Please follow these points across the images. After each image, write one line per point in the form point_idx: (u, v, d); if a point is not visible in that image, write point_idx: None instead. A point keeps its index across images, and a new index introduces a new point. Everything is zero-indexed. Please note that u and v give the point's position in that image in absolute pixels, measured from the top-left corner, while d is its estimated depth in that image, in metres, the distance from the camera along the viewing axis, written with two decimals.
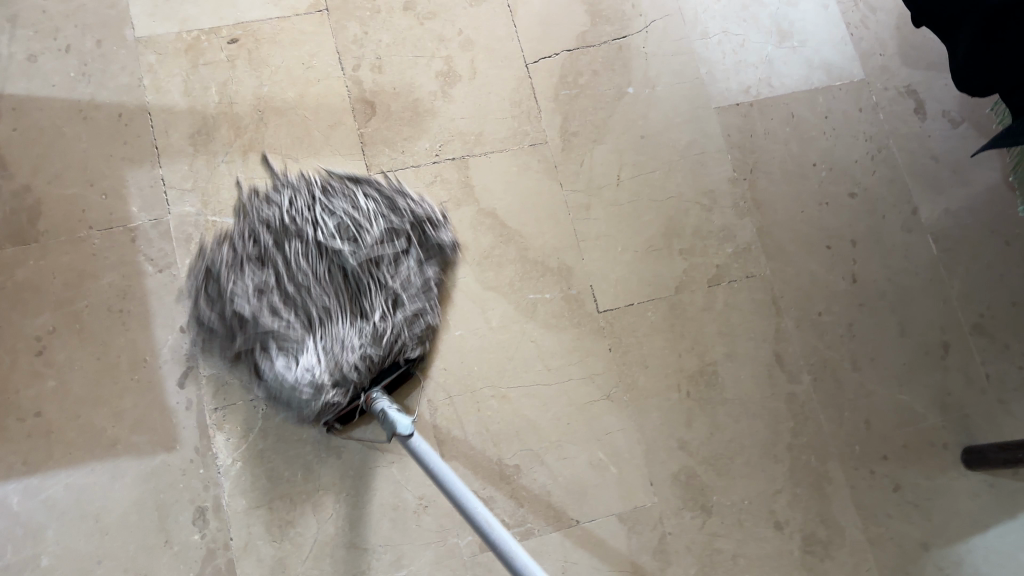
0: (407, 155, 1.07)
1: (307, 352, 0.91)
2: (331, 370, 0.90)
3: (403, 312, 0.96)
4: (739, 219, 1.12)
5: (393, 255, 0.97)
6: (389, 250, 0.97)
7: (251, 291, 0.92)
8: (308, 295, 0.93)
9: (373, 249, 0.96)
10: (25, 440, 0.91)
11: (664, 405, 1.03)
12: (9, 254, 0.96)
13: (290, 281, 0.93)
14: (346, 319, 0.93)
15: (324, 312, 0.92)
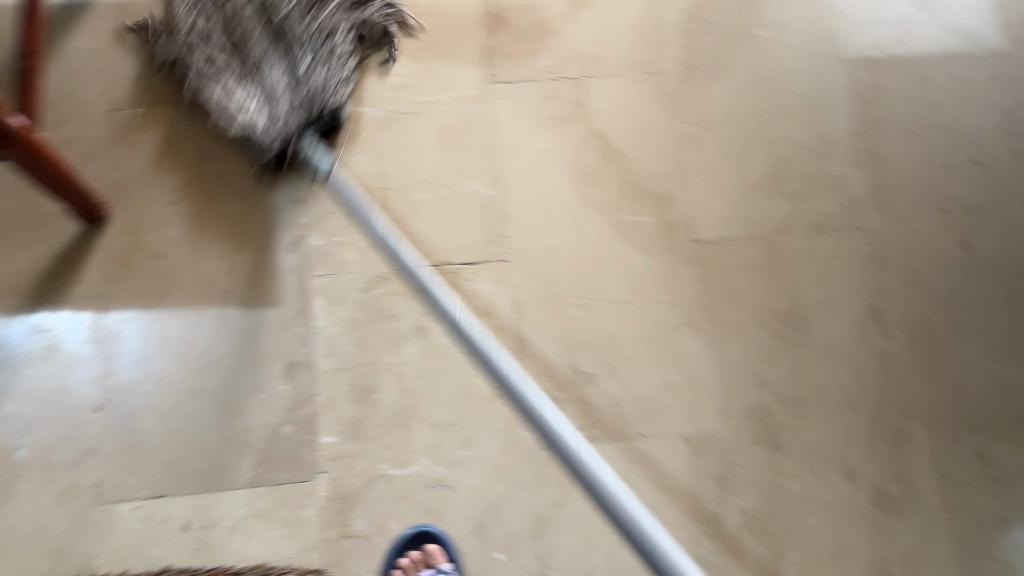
0: (527, 69, 1.10)
1: (246, 94, 1.02)
2: (265, 115, 1.00)
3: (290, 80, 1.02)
4: (852, 170, 1.10)
5: (344, 39, 1.06)
6: (341, 37, 1.06)
7: (231, 84, 1.03)
8: (253, 47, 1.03)
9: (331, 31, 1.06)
10: (145, 278, 0.99)
11: (749, 339, 1.02)
12: (157, 114, 1.05)
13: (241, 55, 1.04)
14: (280, 96, 1.01)
15: (243, 98, 1.02)
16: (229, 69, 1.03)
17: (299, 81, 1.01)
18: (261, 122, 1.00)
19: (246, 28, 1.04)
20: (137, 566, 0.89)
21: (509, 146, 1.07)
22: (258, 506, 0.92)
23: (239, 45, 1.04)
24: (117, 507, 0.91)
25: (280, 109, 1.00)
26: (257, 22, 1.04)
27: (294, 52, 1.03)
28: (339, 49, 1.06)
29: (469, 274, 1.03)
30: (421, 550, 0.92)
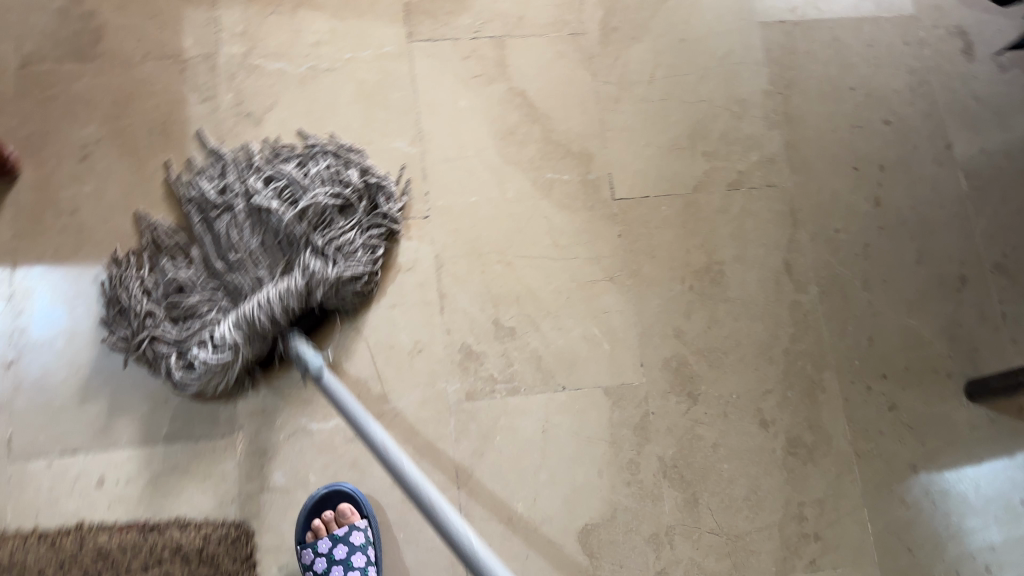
0: (450, 28, 1.10)
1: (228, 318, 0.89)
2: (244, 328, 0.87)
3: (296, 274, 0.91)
4: (768, 130, 1.13)
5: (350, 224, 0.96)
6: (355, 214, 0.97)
7: (199, 310, 0.92)
8: (244, 274, 0.92)
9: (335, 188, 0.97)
10: (57, 234, 0.97)
11: (668, 294, 1.04)
12: (68, 68, 1.02)
13: (221, 256, 0.94)
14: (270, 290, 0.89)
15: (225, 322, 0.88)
16: (210, 283, 0.93)
17: (276, 297, 0.87)
18: (231, 333, 0.87)
19: (257, 241, 0.94)
20: (49, 521, 0.88)
21: (432, 105, 1.07)
22: (174, 463, 0.91)
23: (232, 268, 0.93)
24: (28, 464, 0.90)
25: (252, 308, 0.86)
26: (246, 232, 0.94)
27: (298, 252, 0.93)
28: (345, 261, 0.94)
29: (391, 231, 1.02)
30: (335, 510, 0.90)
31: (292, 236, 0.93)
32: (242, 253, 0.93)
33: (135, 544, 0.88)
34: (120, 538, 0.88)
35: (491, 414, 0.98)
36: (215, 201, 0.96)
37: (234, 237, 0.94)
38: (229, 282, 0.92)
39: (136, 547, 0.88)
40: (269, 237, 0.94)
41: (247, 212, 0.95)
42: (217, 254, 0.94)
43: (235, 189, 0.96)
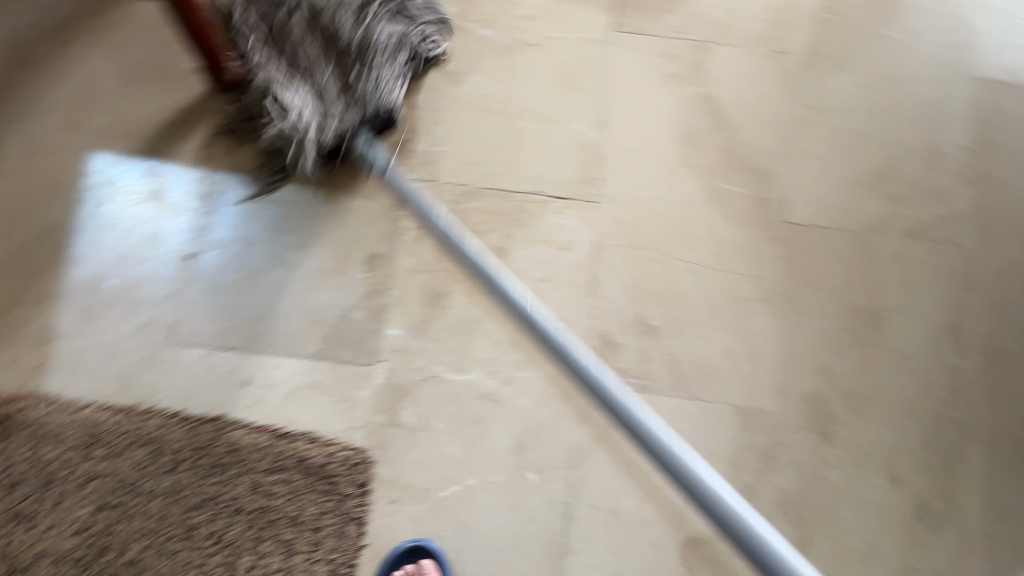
0: (654, 25, 1.13)
1: (298, 94, 1.00)
2: (319, 115, 1.00)
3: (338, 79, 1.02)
4: (959, 186, 1.08)
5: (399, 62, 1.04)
6: (399, 61, 1.04)
7: (278, 72, 1.02)
8: (306, 52, 1.03)
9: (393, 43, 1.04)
10: (256, 147, 1.04)
11: (820, 327, 1.01)
12: None
13: (286, 62, 1.03)
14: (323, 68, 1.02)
15: (293, 99, 1.00)
16: (277, 64, 1.03)
17: (358, 106, 1.00)
18: (313, 119, 0.99)
19: (305, 63, 1.02)
20: (194, 407, 0.94)
21: (622, 94, 1.09)
22: (317, 379, 0.96)
23: (311, 66, 1.03)
24: (188, 350, 0.96)
25: (327, 125, 0.99)
26: (308, 32, 1.03)
27: (356, 68, 1.02)
28: (365, 87, 1.01)
29: (558, 208, 1.04)
30: (415, 564, 0.89)
31: (341, 30, 1.02)
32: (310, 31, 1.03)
33: (266, 446, 0.93)
34: (253, 438, 0.93)
35: None
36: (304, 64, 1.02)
37: (301, 21, 1.03)
38: (305, 60, 1.03)
39: (266, 449, 0.93)
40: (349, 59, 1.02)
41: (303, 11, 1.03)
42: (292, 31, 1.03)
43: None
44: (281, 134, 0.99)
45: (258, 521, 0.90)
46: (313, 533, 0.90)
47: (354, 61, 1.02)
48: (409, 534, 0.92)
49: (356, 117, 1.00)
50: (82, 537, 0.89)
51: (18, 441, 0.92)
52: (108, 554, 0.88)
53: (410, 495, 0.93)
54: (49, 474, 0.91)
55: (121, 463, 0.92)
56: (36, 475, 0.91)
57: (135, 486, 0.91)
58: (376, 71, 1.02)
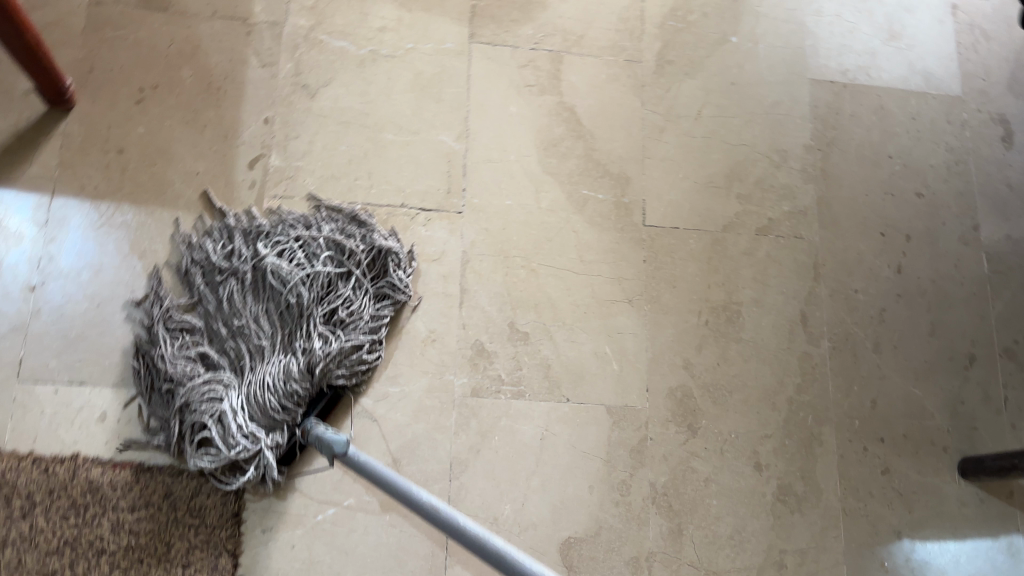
0: (511, 36, 1.13)
1: (239, 395, 0.88)
2: (257, 411, 0.88)
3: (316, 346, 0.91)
4: (804, 183, 1.15)
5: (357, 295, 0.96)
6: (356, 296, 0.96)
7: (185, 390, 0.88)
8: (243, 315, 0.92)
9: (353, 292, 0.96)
10: (101, 170, 0.99)
11: (683, 325, 1.05)
12: (136, 15, 1.05)
13: (224, 322, 0.93)
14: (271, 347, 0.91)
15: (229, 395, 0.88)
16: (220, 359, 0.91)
17: (321, 350, 0.91)
18: (234, 404, 0.87)
19: (239, 331, 0.92)
20: (45, 448, 0.89)
21: (483, 105, 1.10)
22: None
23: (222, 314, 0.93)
24: (35, 387, 0.91)
25: (259, 388, 0.88)
26: (257, 308, 0.93)
27: (297, 344, 0.91)
28: (315, 326, 0.92)
29: (424, 220, 1.04)
30: None
31: (280, 290, 0.93)
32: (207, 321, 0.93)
33: (128, 483, 0.89)
34: (112, 476, 0.89)
35: (493, 413, 0.98)
36: (223, 266, 0.95)
37: (229, 308, 0.93)
38: (239, 348, 0.91)
39: (128, 486, 0.89)
40: (256, 291, 0.94)
41: (269, 304, 0.93)
42: (223, 335, 0.92)
43: (238, 230, 0.97)
44: (206, 438, 0.88)
45: (123, 562, 0.87)
46: (183, 570, 0.88)
47: (300, 325, 0.92)
48: (288, 561, 0.90)
49: (289, 421, 0.89)
50: None
51: None
52: None
53: (286, 521, 0.91)
54: None
55: None
56: None
57: None
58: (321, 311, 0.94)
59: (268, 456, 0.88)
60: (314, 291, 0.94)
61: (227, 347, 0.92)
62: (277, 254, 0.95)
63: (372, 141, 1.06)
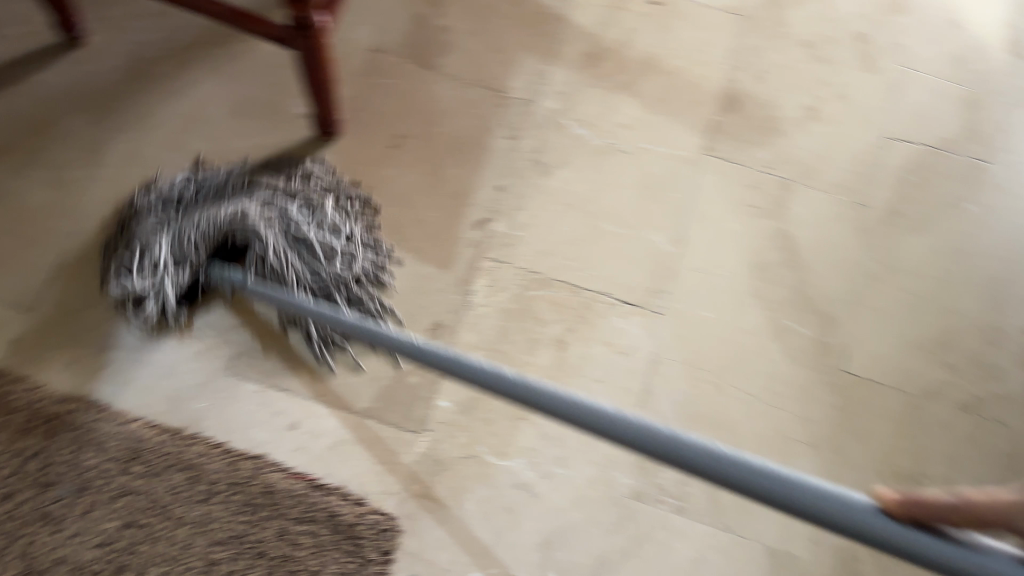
0: (746, 155, 1.15)
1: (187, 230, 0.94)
2: (175, 241, 0.94)
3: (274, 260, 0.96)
4: (1019, 368, 1.08)
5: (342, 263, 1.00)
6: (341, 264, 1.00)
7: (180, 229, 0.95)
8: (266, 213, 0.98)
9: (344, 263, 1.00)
10: (344, 199, 1.06)
11: (861, 482, 1.00)
12: (408, 69, 1.14)
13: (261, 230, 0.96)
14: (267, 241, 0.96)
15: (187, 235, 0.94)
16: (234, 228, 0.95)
17: (286, 262, 0.96)
18: (166, 242, 0.94)
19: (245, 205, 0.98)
20: (237, 442, 0.95)
21: (704, 215, 1.11)
22: (362, 435, 0.98)
23: (278, 218, 0.98)
24: (243, 383, 0.98)
25: (188, 225, 0.94)
26: (288, 229, 0.98)
27: (286, 264, 0.96)
28: (293, 268, 0.97)
29: (624, 312, 1.05)
30: None
31: (291, 224, 0.99)
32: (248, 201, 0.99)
33: (299, 494, 0.93)
34: (288, 484, 0.94)
35: (651, 521, 0.97)
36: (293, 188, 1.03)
37: (255, 210, 0.98)
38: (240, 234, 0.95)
39: (299, 497, 0.93)
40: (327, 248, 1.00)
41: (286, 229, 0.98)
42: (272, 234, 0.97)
43: (316, 177, 1.05)
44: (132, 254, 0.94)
45: (276, 569, 0.90)
46: None
47: (296, 251, 0.98)
48: None
49: (197, 265, 0.95)
50: (105, 551, 0.89)
51: (63, 441, 0.92)
52: (126, 573, 0.89)
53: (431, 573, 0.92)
54: (85, 480, 0.91)
55: (155, 484, 0.92)
56: (72, 479, 0.91)
57: (165, 509, 0.91)
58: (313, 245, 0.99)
59: (167, 287, 0.94)
60: (325, 241, 1.00)
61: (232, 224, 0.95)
62: (309, 204, 1.02)
63: (592, 226, 1.09)
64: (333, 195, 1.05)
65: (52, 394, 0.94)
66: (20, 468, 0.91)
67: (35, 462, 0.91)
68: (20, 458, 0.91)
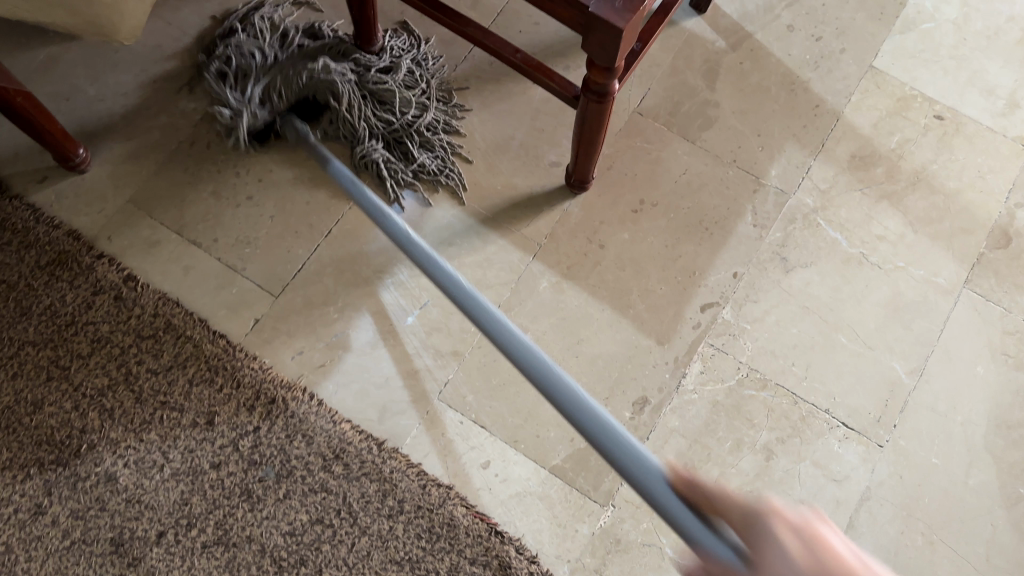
0: (1009, 299, 1.06)
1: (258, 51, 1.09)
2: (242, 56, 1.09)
3: (344, 74, 1.06)
4: None
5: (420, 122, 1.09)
6: (420, 120, 1.09)
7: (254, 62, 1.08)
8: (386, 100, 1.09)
9: (419, 121, 1.09)
10: (578, 253, 1.07)
11: None
12: (667, 137, 1.13)
13: (366, 91, 1.09)
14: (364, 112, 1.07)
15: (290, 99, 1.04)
16: (360, 113, 1.07)
17: (351, 100, 1.07)
18: (253, 57, 1.08)
19: (366, 87, 1.09)
20: (429, 467, 0.97)
21: (949, 352, 1.03)
22: (548, 493, 0.97)
23: (365, 80, 1.09)
24: (448, 411, 0.99)
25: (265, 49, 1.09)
26: (366, 81, 1.09)
27: (347, 86, 1.06)
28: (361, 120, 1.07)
29: (840, 434, 0.99)
30: None
31: (415, 122, 1.09)
32: (376, 111, 1.09)
33: (478, 536, 0.94)
34: (470, 522, 0.94)
35: None
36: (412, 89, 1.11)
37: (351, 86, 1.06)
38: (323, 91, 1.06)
39: (477, 538, 0.94)
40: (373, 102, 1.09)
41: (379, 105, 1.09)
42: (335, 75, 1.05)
43: (391, 49, 1.12)
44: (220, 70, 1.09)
45: None
46: None
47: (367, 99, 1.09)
48: None
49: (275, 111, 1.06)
50: (292, 540, 0.93)
51: (277, 426, 0.97)
52: (307, 567, 0.92)
53: None
54: (288, 468, 0.96)
55: (349, 489, 0.95)
56: (277, 464, 0.96)
57: (353, 515, 0.94)
58: (382, 89, 1.09)
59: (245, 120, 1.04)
60: (405, 103, 1.09)
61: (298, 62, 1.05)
62: (388, 66, 1.11)
63: (824, 337, 1.03)
64: (411, 55, 1.13)
65: (276, 380, 0.99)
66: (234, 441, 0.96)
67: (249, 439, 0.96)
68: (237, 431, 0.97)
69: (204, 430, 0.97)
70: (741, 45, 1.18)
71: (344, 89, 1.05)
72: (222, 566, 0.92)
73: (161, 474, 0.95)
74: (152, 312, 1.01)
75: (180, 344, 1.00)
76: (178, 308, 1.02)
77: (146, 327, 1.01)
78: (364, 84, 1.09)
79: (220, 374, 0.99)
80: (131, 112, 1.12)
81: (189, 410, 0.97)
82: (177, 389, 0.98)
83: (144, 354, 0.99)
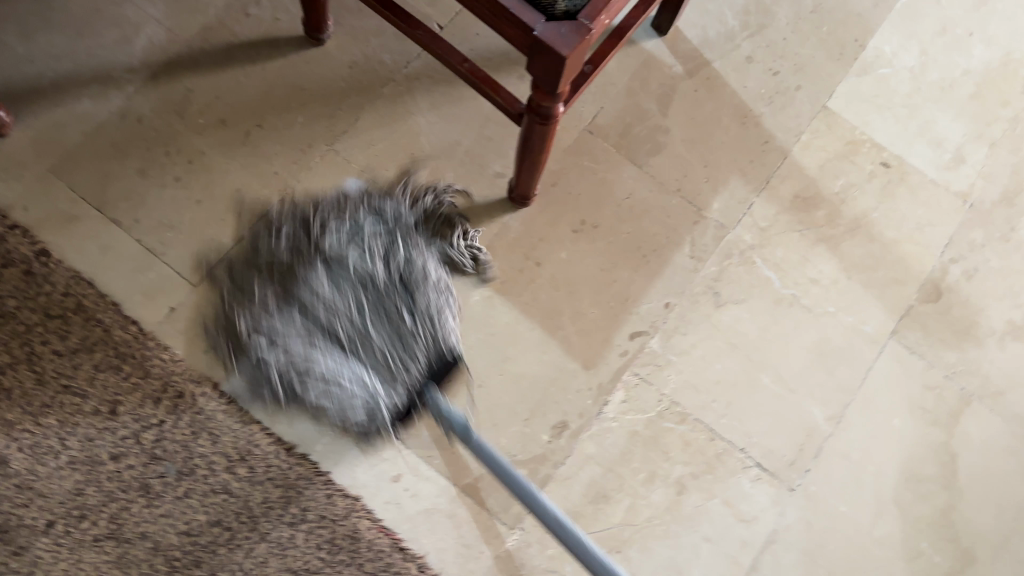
0: (934, 353, 1.06)
1: (346, 375, 0.88)
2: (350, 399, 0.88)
3: (357, 266, 0.90)
4: None
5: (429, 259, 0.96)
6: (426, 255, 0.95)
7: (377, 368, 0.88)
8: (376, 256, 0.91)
9: (420, 245, 0.96)
10: (512, 269, 1.05)
11: None
12: (615, 158, 1.11)
13: (321, 229, 0.92)
14: (376, 284, 0.90)
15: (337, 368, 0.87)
16: (361, 297, 0.89)
17: (381, 293, 0.90)
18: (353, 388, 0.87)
19: (342, 242, 0.92)
20: (338, 477, 0.94)
21: (869, 401, 1.04)
22: (456, 511, 0.95)
23: (354, 246, 0.92)
24: None
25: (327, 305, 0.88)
26: (338, 229, 0.93)
27: (353, 272, 0.90)
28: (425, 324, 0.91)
29: (753, 475, 0.99)
30: None
31: (401, 222, 0.95)
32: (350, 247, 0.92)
33: (380, 550, 0.92)
34: (373, 535, 0.93)
35: None
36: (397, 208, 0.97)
37: (363, 258, 0.91)
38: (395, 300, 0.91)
39: (378, 552, 0.92)
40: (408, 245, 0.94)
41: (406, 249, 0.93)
42: (375, 282, 0.90)
43: (354, 204, 0.96)
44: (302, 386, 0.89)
45: None
46: None
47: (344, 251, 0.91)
48: None
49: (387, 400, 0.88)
50: (187, 540, 0.91)
51: (183, 421, 0.94)
52: (200, 569, 0.90)
53: None
54: (191, 465, 0.93)
55: (251, 492, 0.93)
56: (179, 460, 0.93)
57: (253, 519, 0.92)
58: (387, 248, 0.92)
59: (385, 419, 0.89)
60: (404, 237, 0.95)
61: (387, 298, 0.89)
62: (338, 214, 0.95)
63: (748, 375, 1.03)
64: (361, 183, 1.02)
65: (187, 373, 0.96)
66: (137, 433, 0.93)
67: (152, 432, 0.94)
68: (141, 423, 0.94)
69: (106, 419, 0.93)
70: (698, 72, 1.17)
71: (358, 302, 0.89)
72: (112, 562, 0.89)
73: (56, 461, 0.92)
74: (63, 290, 0.97)
75: (89, 328, 0.96)
76: (91, 289, 0.98)
77: (54, 306, 0.97)
78: (300, 241, 0.93)
79: (128, 362, 0.95)
80: (62, 77, 1.07)
81: (92, 397, 0.94)
82: (82, 374, 0.95)
83: (51, 334, 0.96)
